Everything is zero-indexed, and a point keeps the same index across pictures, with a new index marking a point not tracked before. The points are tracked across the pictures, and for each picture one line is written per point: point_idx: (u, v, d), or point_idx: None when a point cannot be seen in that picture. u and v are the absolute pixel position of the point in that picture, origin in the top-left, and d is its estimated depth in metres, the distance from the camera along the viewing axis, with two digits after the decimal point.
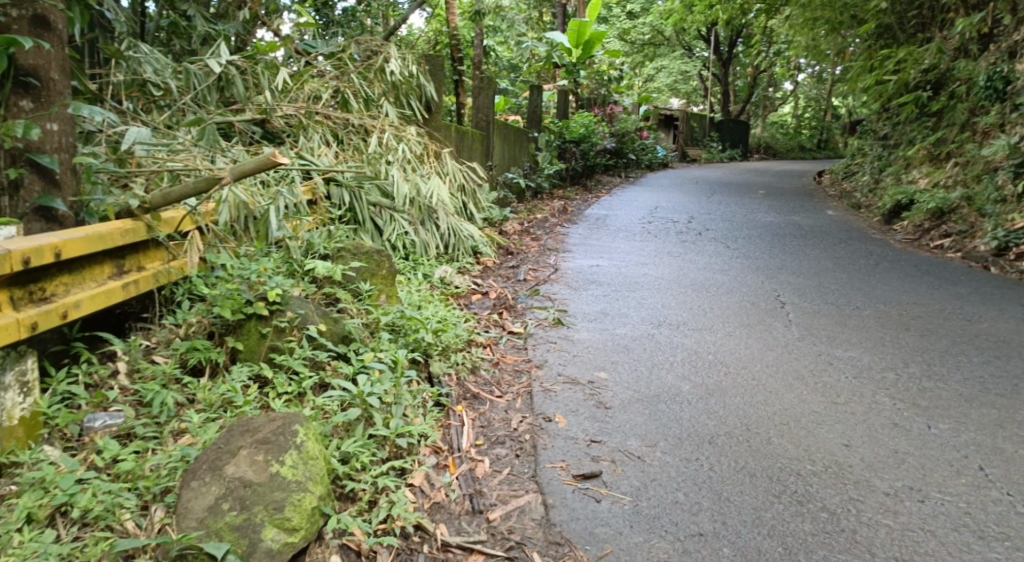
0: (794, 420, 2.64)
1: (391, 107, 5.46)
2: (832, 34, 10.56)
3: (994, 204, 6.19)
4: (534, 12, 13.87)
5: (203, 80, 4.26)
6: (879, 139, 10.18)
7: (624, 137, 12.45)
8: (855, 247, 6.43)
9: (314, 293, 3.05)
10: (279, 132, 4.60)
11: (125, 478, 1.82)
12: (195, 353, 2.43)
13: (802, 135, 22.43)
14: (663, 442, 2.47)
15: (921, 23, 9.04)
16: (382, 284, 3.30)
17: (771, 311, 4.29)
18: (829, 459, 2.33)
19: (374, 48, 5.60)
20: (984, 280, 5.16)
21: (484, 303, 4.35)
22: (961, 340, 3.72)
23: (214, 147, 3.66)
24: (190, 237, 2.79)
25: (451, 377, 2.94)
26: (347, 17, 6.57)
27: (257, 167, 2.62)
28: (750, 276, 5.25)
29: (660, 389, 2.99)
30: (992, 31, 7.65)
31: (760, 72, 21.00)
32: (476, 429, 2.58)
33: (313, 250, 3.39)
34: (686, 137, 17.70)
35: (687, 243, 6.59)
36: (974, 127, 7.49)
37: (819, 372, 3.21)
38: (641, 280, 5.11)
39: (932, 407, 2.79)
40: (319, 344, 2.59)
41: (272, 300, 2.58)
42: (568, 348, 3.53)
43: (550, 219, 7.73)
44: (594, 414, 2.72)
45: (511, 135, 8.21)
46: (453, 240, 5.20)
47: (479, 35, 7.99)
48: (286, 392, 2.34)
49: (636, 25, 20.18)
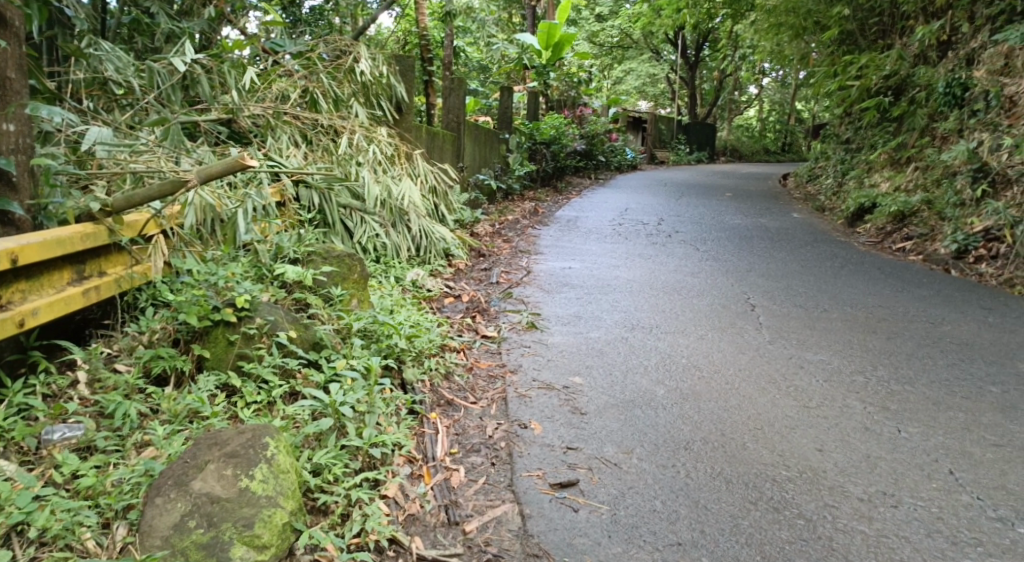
0: (768, 425, 2.66)
1: (360, 108, 5.41)
2: (796, 40, 10.74)
3: (954, 208, 6.33)
4: (504, 13, 13.85)
5: (167, 79, 4.10)
6: (842, 143, 10.38)
7: (593, 139, 12.51)
8: (821, 249, 6.54)
9: (284, 298, 2.98)
10: (246, 132, 4.53)
11: (85, 494, 1.73)
12: (160, 362, 2.35)
13: (767, 139, 22.81)
14: (639, 448, 2.46)
15: (882, 30, 9.23)
16: (354, 289, 3.24)
17: (742, 314, 4.33)
18: (803, 464, 2.35)
19: (343, 48, 5.50)
20: (946, 283, 5.27)
21: (457, 306, 4.31)
22: (927, 343, 3.79)
23: (179, 148, 3.57)
24: (154, 241, 2.71)
25: (424, 383, 2.89)
26: (314, 17, 6.55)
27: (224, 171, 2.53)
28: (720, 279, 5.29)
29: (635, 394, 2.99)
30: (950, 38, 7.85)
31: (726, 76, 21.28)
32: (451, 437, 2.54)
33: (282, 254, 3.31)
34: (654, 139, 17.84)
35: (657, 245, 6.63)
36: (934, 132, 7.66)
37: (791, 376, 3.24)
38: (613, 283, 5.12)
39: (902, 411, 2.83)
40: (290, 352, 2.52)
41: (240, 306, 2.51)
42: (542, 352, 3.51)
43: (521, 221, 7.72)
44: (570, 420, 2.70)
45: (482, 136, 8.17)
46: (425, 242, 5.14)
47: (449, 36, 7.95)
48: (255, 401, 2.27)
49: (605, 28, 20.32)
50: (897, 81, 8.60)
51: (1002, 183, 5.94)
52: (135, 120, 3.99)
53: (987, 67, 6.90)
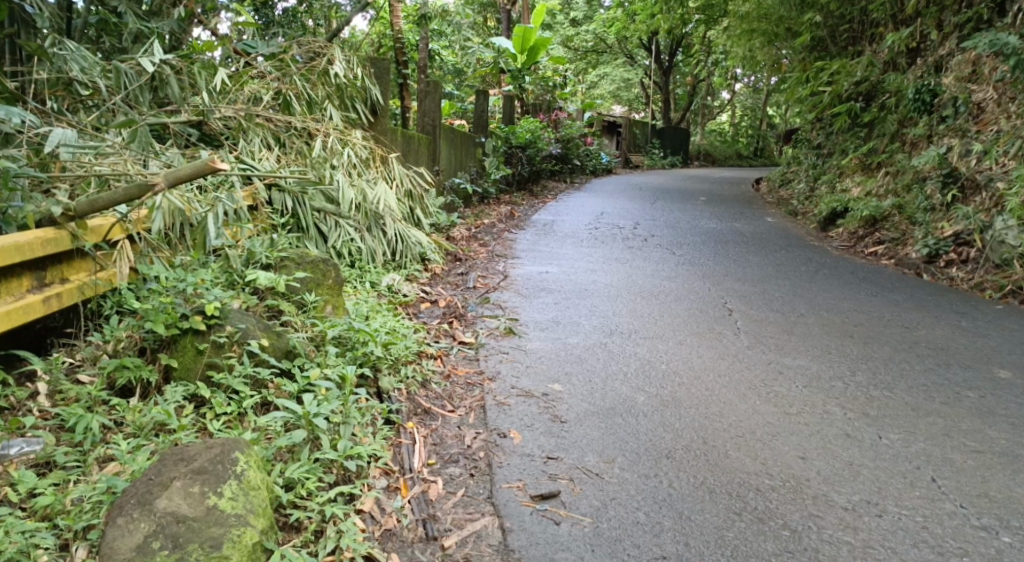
0: (749, 432, 2.70)
1: (335, 110, 5.34)
2: (767, 46, 10.86)
3: (924, 212, 6.42)
4: (478, 16, 13.80)
5: (135, 79, 3.97)
6: (813, 148, 10.51)
7: (568, 143, 12.53)
8: (795, 253, 6.59)
9: (256, 304, 2.88)
10: (217, 134, 4.45)
11: (43, 515, 1.63)
12: (124, 372, 2.25)
13: (739, 144, 23.06)
14: (621, 458, 2.46)
15: (852, 37, 9.35)
16: (328, 294, 3.16)
17: (719, 319, 4.33)
18: (787, 473, 2.39)
19: (317, 49, 5.41)
20: (918, 287, 5.34)
21: (433, 311, 4.25)
22: (902, 348, 3.83)
23: (146, 151, 3.49)
24: (119, 246, 2.60)
25: (401, 392, 2.83)
26: (286, 18, 6.46)
27: (194, 173, 2.43)
28: (698, 283, 5.30)
29: (615, 401, 2.96)
30: (919, 45, 7.98)
31: (699, 81, 21.47)
32: (428, 447, 2.48)
33: (254, 259, 3.22)
34: (629, 143, 17.95)
35: (633, 249, 6.63)
36: (904, 138, 7.78)
37: (770, 383, 3.25)
38: (591, 287, 5.10)
39: (881, 417, 2.88)
40: (261, 360, 2.42)
41: (210, 313, 2.39)
42: (520, 359, 3.45)
43: (497, 225, 7.67)
44: (550, 429, 2.67)
45: (458, 140, 8.11)
46: (401, 247, 5.06)
47: (425, 38, 7.87)
48: (224, 412, 2.19)
49: (579, 33, 20.42)
50: (868, 88, 8.71)
51: (971, 189, 6.02)
52: (102, 121, 3.86)
53: (955, 74, 7.02)
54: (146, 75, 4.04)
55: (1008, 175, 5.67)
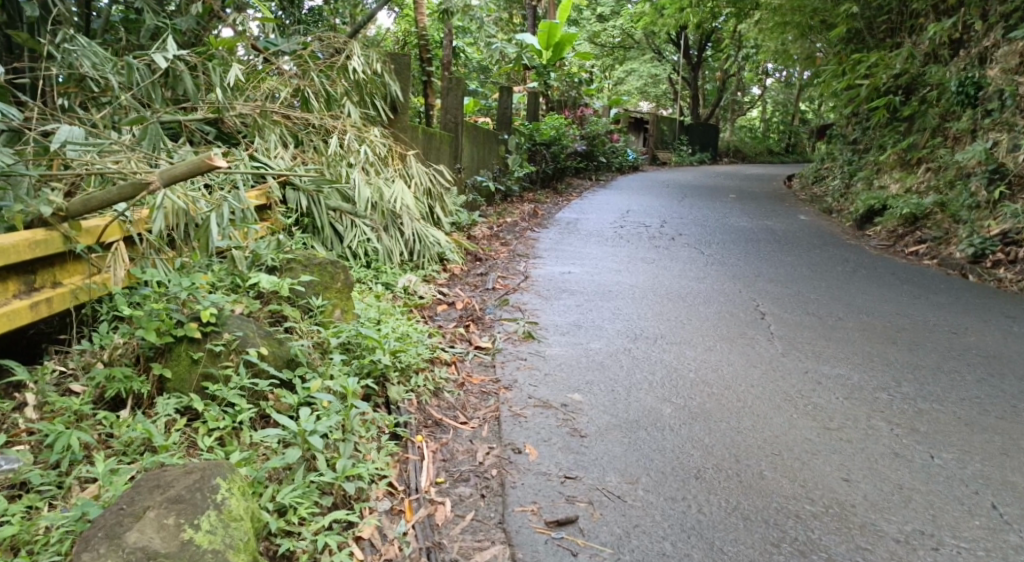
0: (786, 450, 2.50)
1: (354, 107, 5.18)
2: (800, 39, 10.54)
3: (969, 210, 6.11)
4: (503, 13, 13.61)
5: (148, 76, 3.83)
6: (849, 144, 10.16)
7: (595, 140, 12.29)
8: (830, 253, 6.32)
9: (258, 309, 2.75)
10: (234, 132, 4.35)
11: (9, 545, 1.49)
12: (114, 383, 2.11)
13: (770, 140, 22.60)
14: (645, 478, 2.28)
15: (890, 28, 9.00)
16: (336, 298, 3.02)
17: (752, 323, 4.10)
18: (830, 498, 2.20)
19: (338, 46, 5.28)
20: (963, 288, 5.06)
21: (450, 314, 4.10)
22: (951, 355, 3.59)
23: (157, 148, 3.34)
24: (114, 247, 2.46)
25: (411, 402, 2.68)
26: (313, 17, 6.40)
27: (191, 171, 2.28)
28: (728, 284, 5.07)
29: (640, 413, 2.77)
30: (963, 37, 7.64)
31: (729, 76, 21.07)
32: (437, 464, 2.33)
33: (260, 261, 3.09)
34: (656, 140, 17.62)
35: (660, 248, 6.41)
36: (946, 132, 7.46)
37: (806, 394, 3.04)
38: (615, 288, 4.90)
39: (932, 434, 2.67)
40: (260, 371, 2.28)
41: (206, 320, 2.27)
42: (539, 366, 3.27)
43: (520, 223, 7.49)
44: (569, 444, 2.49)
45: (481, 137, 7.95)
46: (418, 246, 4.90)
47: (447, 34, 7.71)
48: (217, 427, 2.05)
49: (606, 29, 20.15)
50: (907, 81, 8.37)
51: (1019, 185, 5.79)
52: (115, 118, 3.71)
53: (1001, 66, 6.67)
54: (159, 72, 3.90)
55: None
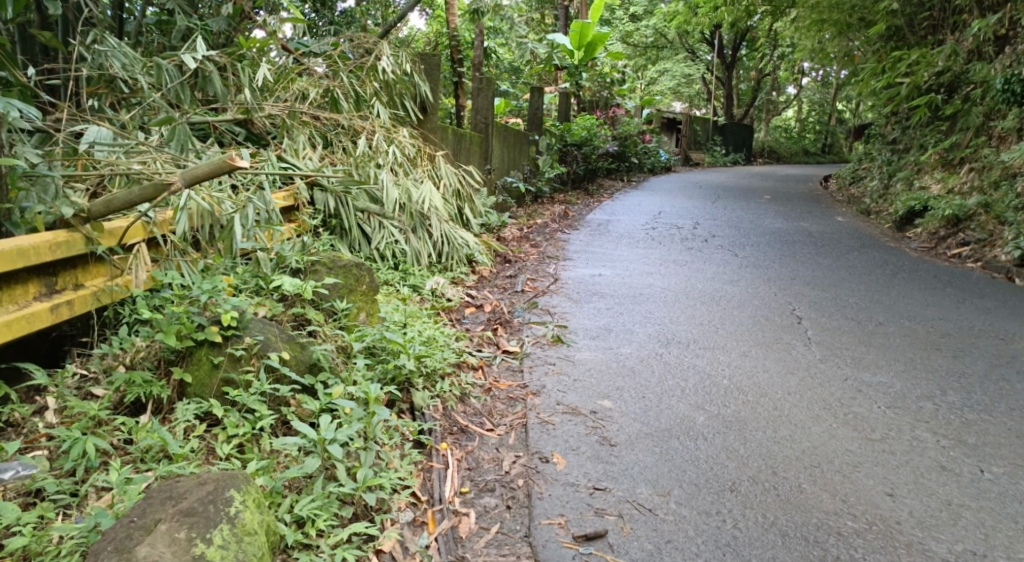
0: (826, 462, 2.37)
1: (383, 107, 5.13)
2: (838, 37, 10.28)
3: (1015, 211, 5.89)
4: (535, 14, 13.52)
5: (176, 76, 3.81)
6: (887, 143, 9.88)
7: (626, 141, 12.13)
8: (869, 255, 6.11)
9: (282, 312, 2.71)
10: (263, 133, 4.34)
11: (20, 556, 1.46)
12: (134, 388, 2.08)
13: (806, 140, 22.15)
14: (677, 490, 2.17)
15: (932, 25, 8.73)
16: (361, 301, 2.99)
17: (788, 327, 3.96)
18: (873, 514, 2.07)
19: (368, 47, 5.26)
20: (1010, 293, 4.84)
21: (478, 317, 4.03)
22: (999, 363, 3.42)
23: (185, 148, 3.34)
24: (136, 250, 2.46)
25: (436, 408, 2.62)
26: (346, 19, 6.31)
27: (212, 172, 2.25)
28: (763, 287, 4.92)
29: (672, 421, 2.66)
30: (1009, 33, 7.35)
31: (764, 76, 20.73)
32: (462, 473, 2.26)
33: (284, 263, 3.06)
34: (689, 140, 17.35)
35: (692, 250, 6.27)
36: (991, 131, 7.20)
37: (846, 403, 2.89)
38: (646, 291, 4.78)
39: (982, 446, 2.52)
40: (281, 376, 2.24)
41: (227, 324, 2.23)
42: (568, 372, 3.18)
43: (550, 225, 7.40)
44: (597, 453, 2.40)
45: (511, 138, 7.87)
46: (446, 248, 4.84)
47: (479, 35, 7.65)
48: (237, 434, 2.00)
49: (638, 29, 19.90)
50: (950, 78, 8.08)
51: None
52: (144, 119, 3.70)
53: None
54: (188, 73, 3.93)
55: None
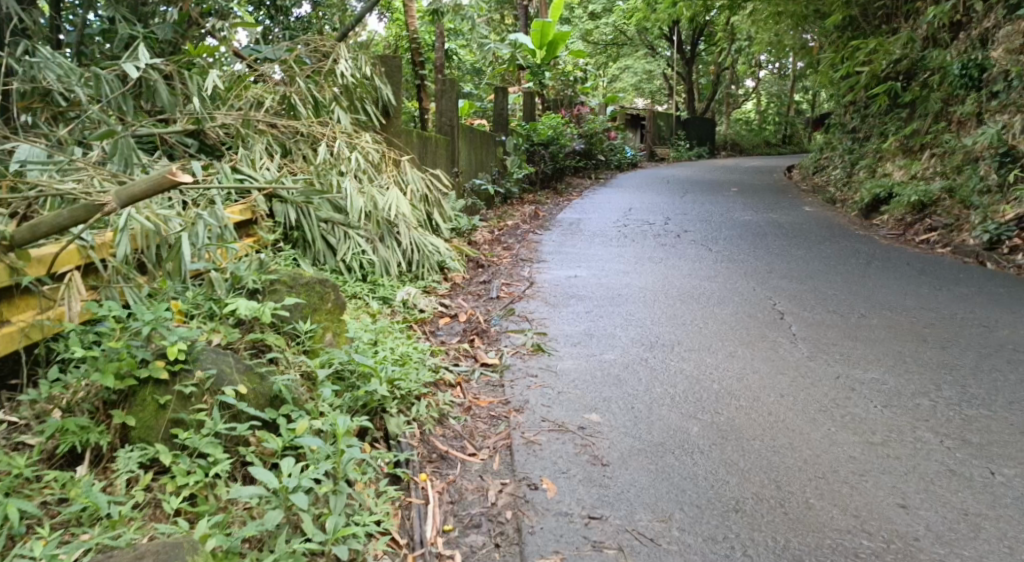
0: (832, 472, 2.22)
1: (343, 112, 4.89)
2: (795, 29, 10.28)
3: (980, 195, 5.87)
4: (494, 15, 13.38)
5: (117, 87, 3.50)
6: (848, 132, 9.92)
7: (593, 138, 12.01)
8: (842, 244, 6.05)
9: (238, 339, 2.49)
10: (217, 144, 4.09)
11: None
12: (68, 436, 1.87)
13: (766, 131, 22.36)
14: (679, 514, 2.00)
15: (887, 14, 8.73)
16: (327, 321, 2.79)
17: (772, 324, 3.84)
18: (889, 530, 1.92)
19: (324, 50, 5.04)
20: (984, 277, 4.79)
21: (453, 328, 3.83)
22: (987, 352, 3.32)
23: (130, 163, 3.05)
24: (67, 279, 2.24)
25: (413, 434, 2.42)
26: (302, 24, 6.06)
27: (151, 189, 1.97)
28: (741, 282, 4.81)
29: (665, 434, 2.49)
30: (963, 18, 7.31)
31: (723, 70, 20.85)
32: (444, 507, 2.07)
33: (240, 284, 2.82)
34: (654, 136, 17.30)
35: (666, 247, 6.15)
36: (950, 117, 7.19)
37: (842, 404, 2.76)
38: (624, 292, 4.63)
39: (987, 445, 2.40)
40: (238, 413, 2.03)
41: (174, 358, 2.03)
42: (552, 384, 3.00)
43: (521, 226, 7.23)
44: (590, 475, 2.22)
45: (478, 139, 7.68)
46: (416, 256, 4.62)
47: (439, 36, 7.44)
48: (188, 484, 1.79)
49: (598, 26, 19.84)
50: (907, 66, 8.06)
51: None
52: (84, 133, 3.33)
53: (1004, 46, 6.38)
54: (131, 83, 3.61)
55: None
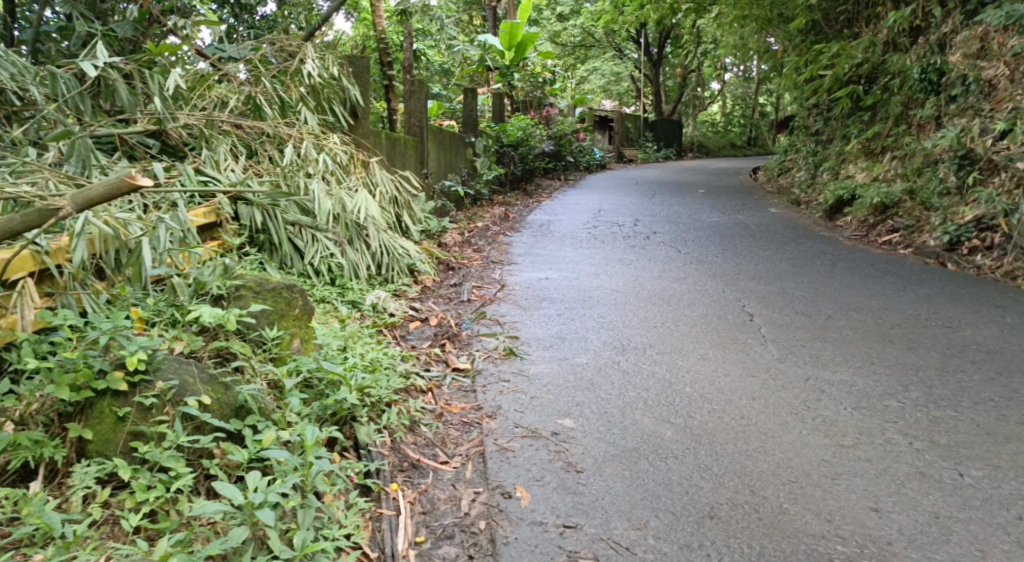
0: (804, 476, 2.23)
1: (310, 113, 4.80)
2: (760, 32, 10.41)
3: (940, 197, 5.99)
4: (462, 15, 13.32)
5: (74, 85, 3.41)
6: (811, 135, 10.08)
7: (561, 140, 12.02)
8: (807, 245, 6.14)
9: (202, 347, 2.42)
10: (180, 144, 3.98)
11: None
12: (20, 451, 1.79)
13: (732, 134, 22.64)
14: (654, 521, 1.99)
15: (848, 18, 8.88)
16: (294, 327, 2.72)
17: (741, 326, 3.87)
18: (862, 535, 1.93)
19: (290, 49, 4.93)
20: (946, 278, 4.89)
21: (424, 332, 3.79)
22: (951, 352, 3.38)
23: (87, 166, 2.96)
24: (19, 286, 2.14)
25: (383, 442, 2.37)
26: (267, 23, 5.94)
27: (109, 194, 1.90)
28: (710, 284, 4.84)
29: (639, 439, 2.48)
30: (922, 24, 7.45)
31: (689, 72, 21.07)
32: (417, 517, 2.03)
33: (203, 289, 2.74)
34: (622, 137, 17.39)
35: (636, 248, 6.17)
36: (909, 120, 7.33)
37: (812, 406, 2.78)
38: (595, 294, 4.62)
39: (955, 446, 2.44)
40: (202, 425, 1.97)
41: (133, 368, 1.96)
42: (524, 389, 2.97)
43: (491, 228, 7.20)
44: (564, 483, 2.19)
45: (447, 141, 7.62)
46: (386, 259, 4.55)
47: (407, 36, 7.35)
48: (147, 500, 1.73)
49: (566, 28, 19.90)
50: (869, 69, 8.20)
51: (989, 170, 5.60)
52: (38, 134, 3.24)
53: (963, 51, 6.52)
54: (88, 82, 3.50)
55: None
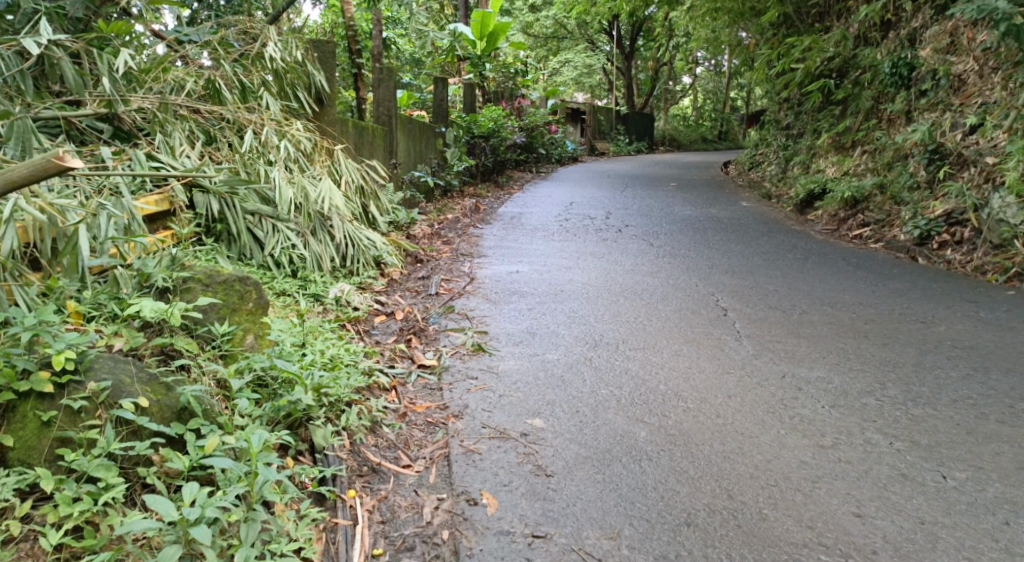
0: (784, 479, 2.14)
1: (273, 98, 4.58)
2: (732, 25, 10.37)
3: (910, 191, 5.99)
4: (432, 4, 13.08)
5: (15, 65, 3.21)
6: (782, 129, 10.09)
7: (533, 132, 11.89)
8: (779, 239, 6.10)
9: (144, 344, 2.24)
10: (134, 129, 3.76)
11: None
12: None
13: (703, 127, 22.71)
14: (628, 529, 1.88)
15: (819, 12, 8.86)
16: (247, 322, 2.55)
17: (716, 321, 3.78)
18: (846, 543, 1.85)
19: (252, 31, 4.70)
20: (917, 273, 4.88)
21: (389, 327, 3.63)
22: (927, 349, 3.33)
23: (26, 149, 2.75)
24: None
25: (341, 446, 2.22)
26: (231, 9, 5.67)
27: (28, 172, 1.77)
28: (683, 278, 4.75)
29: (613, 440, 2.37)
30: (893, 18, 7.45)
31: (661, 66, 21.04)
32: (376, 527, 1.89)
33: (148, 281, 2.56)
34: (594, 130, 17.32)
35: (608, 241, 6.07)
36: (880, 114, 7.32)
37: (790, 404, 2.70)
38: (566, 288, 4.51)
39: (936, 446, 2.37)
40: (139, 429, 1.80)
41: (62, 368, 1.79)
42: (492, 387, 2.84)
43: (461, 219, 7.05)
44: (533, 488, 2.07)
45: (417, 131, 7.43)
46: (351, 250, 4.38)
47: (375, 22, 7.13)
48: (71, 513, 1.57)
49: (538, 19, 19.73)
50: (840, 63, 8.19)
51: (959, 164, 5.61)
52: None
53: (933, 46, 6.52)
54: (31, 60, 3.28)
55: (999, 149, 5.29)
